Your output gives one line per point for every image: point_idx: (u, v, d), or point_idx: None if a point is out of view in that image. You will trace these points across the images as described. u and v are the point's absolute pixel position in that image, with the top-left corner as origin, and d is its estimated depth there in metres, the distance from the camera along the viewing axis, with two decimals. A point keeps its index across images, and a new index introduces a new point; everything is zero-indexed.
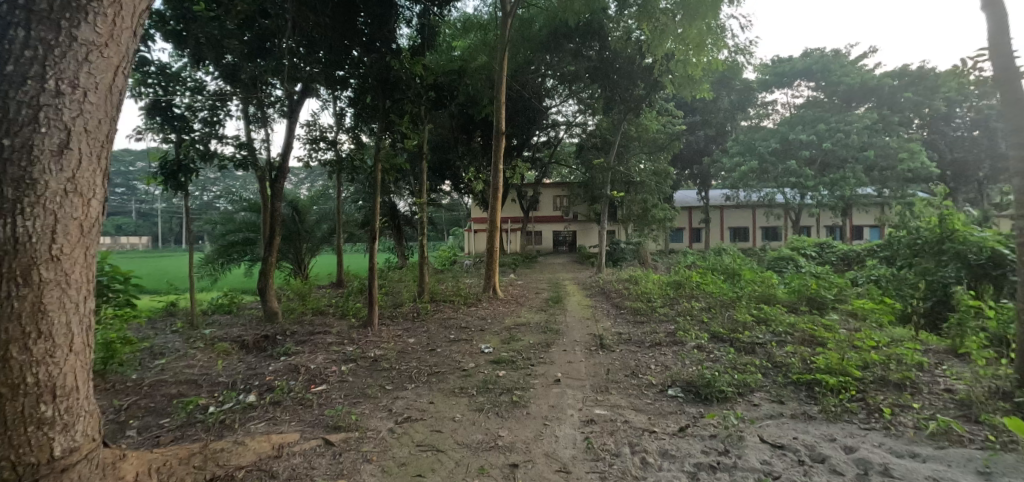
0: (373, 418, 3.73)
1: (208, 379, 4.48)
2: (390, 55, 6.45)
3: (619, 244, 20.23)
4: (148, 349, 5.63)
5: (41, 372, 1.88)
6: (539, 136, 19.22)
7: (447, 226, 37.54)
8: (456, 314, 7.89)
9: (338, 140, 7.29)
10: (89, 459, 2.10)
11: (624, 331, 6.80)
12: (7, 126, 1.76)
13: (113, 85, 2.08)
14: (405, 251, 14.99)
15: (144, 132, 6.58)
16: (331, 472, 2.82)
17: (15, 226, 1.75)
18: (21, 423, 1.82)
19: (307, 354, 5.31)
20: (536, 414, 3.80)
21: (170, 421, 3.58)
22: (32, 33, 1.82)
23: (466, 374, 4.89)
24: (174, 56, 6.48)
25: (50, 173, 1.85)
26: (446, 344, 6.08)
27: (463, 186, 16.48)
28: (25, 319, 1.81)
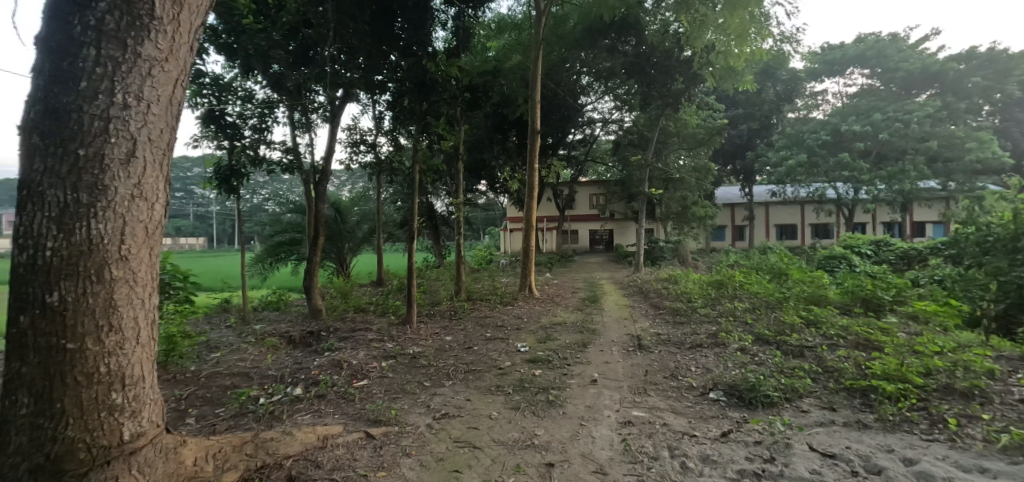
0: (412, 413, 3.82)
1: (259, 372, 4.74)
2: (426, 59, 6.59)
3: (658, 243, 19.73)
4: (205, 343, 6.03)
5: (112, 362, 2.05)
6: (574, 134, 19.03)
7: (482, 226, 37.89)
8: (492, 313, 7.96)
9: (377, 143, 7.52)
10: (154, 444, 2.27)
11: (663, 331, 6.64)
12: (81, 137, 1.93)
13: (172, 96, 2.25)
14: (443, 251, 15.26)
15: (201, 139, 7.04)
16: (372, 464, 2.93)
17: (89, 228, 1.94)
18: (96, 407, 2.01)
19: (349, 350, 5.52)
20: (571, 414, 3.78)
21: (225, 411, 3.82)
22: (102, 51, 1.97)
23: (502, 372, 4.92)
24: (226, 68, 6.89)
25: (119, 178, 2.02)
26: (482, 342, 6.15)
27: (499, 185, 16.44)
28: (99, 314, 1.99)
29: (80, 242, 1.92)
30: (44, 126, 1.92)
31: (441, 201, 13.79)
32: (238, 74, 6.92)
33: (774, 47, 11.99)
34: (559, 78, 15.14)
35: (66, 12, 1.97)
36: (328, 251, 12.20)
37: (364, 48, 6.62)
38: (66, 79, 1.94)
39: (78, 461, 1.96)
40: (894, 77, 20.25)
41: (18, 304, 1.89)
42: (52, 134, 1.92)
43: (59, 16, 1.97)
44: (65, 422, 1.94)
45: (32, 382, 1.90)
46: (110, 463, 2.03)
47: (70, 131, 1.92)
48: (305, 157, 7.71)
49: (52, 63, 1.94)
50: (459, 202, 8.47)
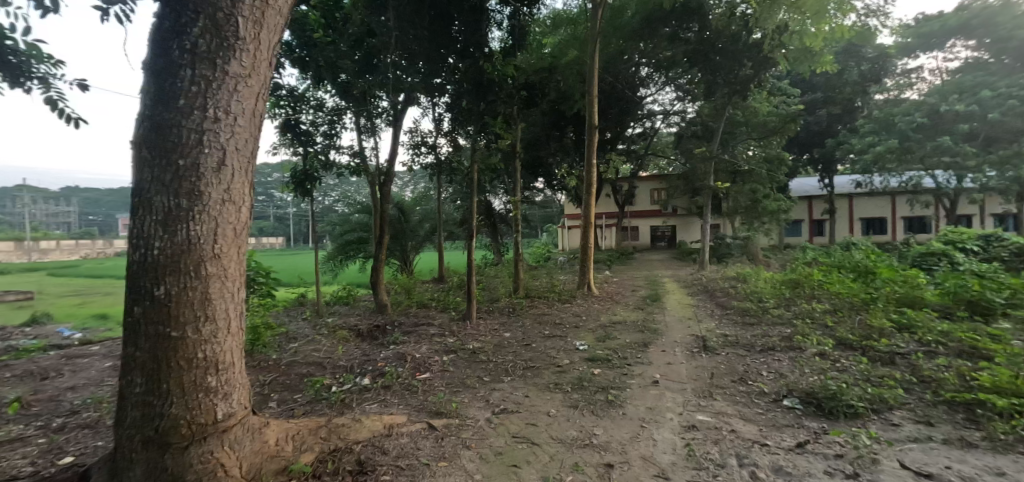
0: (472, 407, 3.94)
1: (331, 362, 5.11)
2: (482, 59, 6.70)
3: (725, 240, 18.61)
4: (285, 334, 6.59)
5: (208, 349, 2.32)
6: (633, 128, 18.48)
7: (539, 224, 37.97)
8: (550, 310, 7.96)
9: (437, 144, 7.78)
10: (242, 423, 2.54)
11: (731, 333, 6.27)
12: (181, 149, 2.20)
13: (255, 109, 2.48)
14: (501, 249, 15.49)
15: (280, 147, 7.70)
16: (434, 454, 3.05)
17: (189, 229, 2.21)
18: (194, 388, 2.28)
19: (413, 343, 5.78)
20: (631, 415, 3.69)
21: (302, 397, 4.18)
22: (196, 71, 2.22)
23: (560, 370, 4.91)
24: (300, 80, 7.47)
25: (212, 184, 2.27)
26: (541, 339, 6.16)
27: (557, 183, 16.70)
28: (197, 305, 2.25)
29: (181, 242, 2.19)
30: (150, 140, 2.20)
31: (499, 200, 13.97)
32: (311, 85, 7.47)
33: (858, 22, 10.87)
34: (616, 71, 14.76)
35: (167, 38, 2.23)
36: (394, 250, 12.81)
37: (423, 53, 6.85)
38: (168, 97, 2.20)
39: (180, 435, 2.24)
40: (1006, 47, 17.11)
41: (133, 296, 2.20)
42: (157, 145, 2.19)
43: (162, 41, 2.24)
44: (171, 400, 2.23)
45: (144, 363, 2.21)
46: (205, 438, 2.30)
47: (171, 144, 2.19)
48: (370, 160, 8.15)
49: (157, 83, 2.22)
50: (517, 200, 8.52)
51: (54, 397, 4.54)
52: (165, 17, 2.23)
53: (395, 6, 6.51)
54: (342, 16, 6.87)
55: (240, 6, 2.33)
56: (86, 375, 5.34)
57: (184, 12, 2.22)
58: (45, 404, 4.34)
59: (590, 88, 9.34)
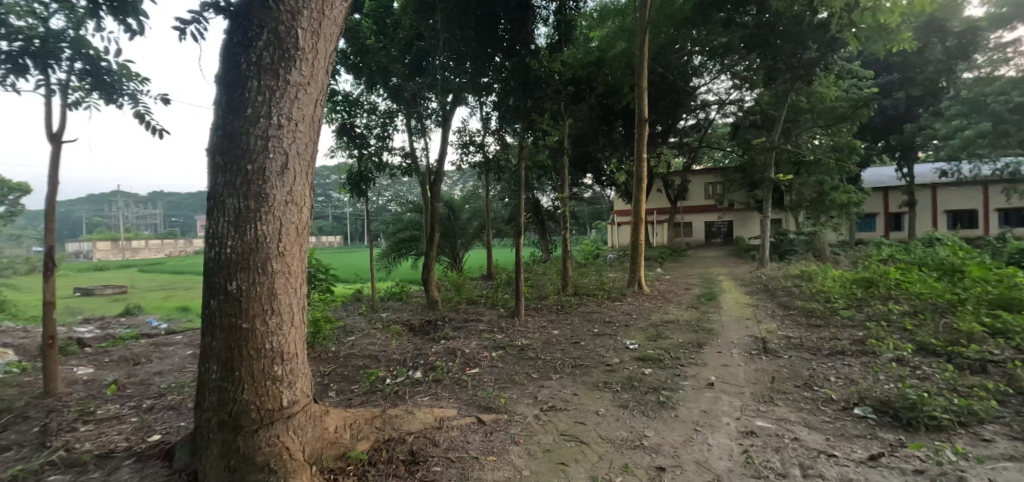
0: (520, 403, 3.95)
1: (385, 355, 5.32)
2: (529, 57, 6.67)
3: (787, 235, 17.44)
4: (343, 327, 6.96)
5: (275, 340, 2.48)
6: (686, 120, 17.77)
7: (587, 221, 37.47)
8: (599, 308, 7.82)
9: (484, 143, 7.87)
10: (305, 411, 2.69)
11: (794, 334, 5.87)
12: (249, 154, 2.35)
13: (314, 115, 2.61)
14: (549, 246, 15.40)
15: (337, 150, 8.10)
16: (483, 448, 3.09)
17: (257, 229, 2.37)
18: (262, 377, 2.45)
19: (463, 339, 5.89)
20: (684, 418, 3.55)
21: (359, 387, 4.38)
22: (261, 82, 2.37)
23: (610, 369, 4.82)
24: (355, 85, 7.81)
25: (277, 187, 2.42)
26: (589, 338, 6.08)
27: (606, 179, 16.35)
28: (265, 300, 2.41)
29: (251, 240, 2.36)
30: (222, 147, 2.37)
31: (546, 197, 13.87)
32: (365, 90, 7.79)
33: None
34: (666, 61, 14.23)
35: (235, 52, 2.39)
36: (444, 247, 13.09)
37: (471, 54, 6.92)
38: (236, 107, 2.36)
39: (251, 419, 2.42)
40: None
41: (210, 290, 2.40)
42: (229, 151, 2.36)
43: (230, 56, 2.40)
44: (243, 387, 2.42)
45: (219, 353, 2.40)
46: (272, 423, 2.46)
47: (241, 151, 2.35)
48: (421, 160, 8.40)
49: (227, 94, 2.38)
50: (566, 197, 8.43)
51: (145, 381, 5.05)
52: (234, 34, 2.40)
53: (443, 9, 6.60)
54: (392, 21, 7.01)
55: (299, 19, 2.46)
56: (171, 362, 5.91)
57: (250, 28, 2.37)
58: (137, 386, 4.84)
59: (639, 81, 9.08)
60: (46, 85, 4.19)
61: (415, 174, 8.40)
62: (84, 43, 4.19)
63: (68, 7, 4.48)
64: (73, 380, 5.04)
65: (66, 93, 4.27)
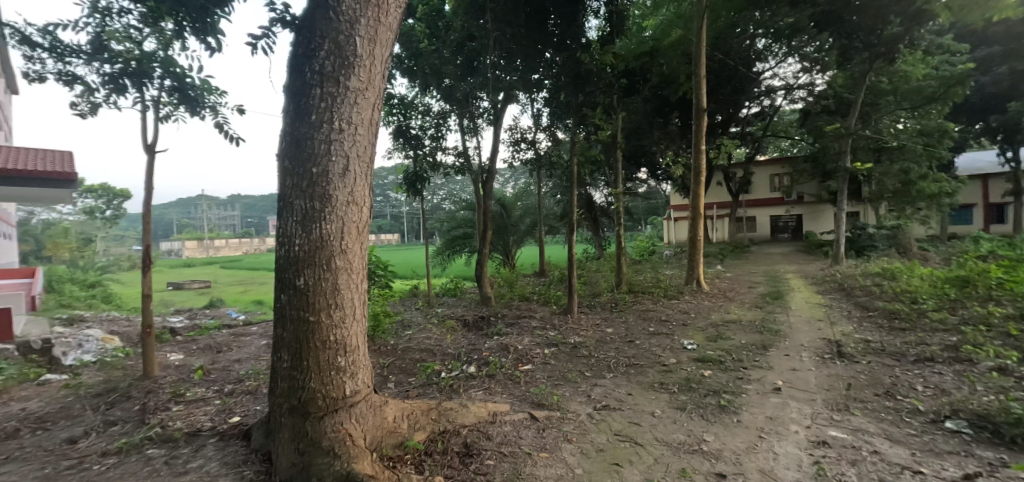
0: (573, 401, 3.91)
1: (441, 350, 5.47)
2: (580, 51, 6.49)
3: (865, 230, 15.95)
4: (402, 322, 7.24)
5: (338, 332, 2.63)
6: (748, 108, 16.74)
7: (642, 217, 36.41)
8: (655, 306, 7.57)
9: (536, 140, 7.85)
10: (367, 400, 2.83)
11: (873, 338, 5.37)
12: (314, 158, 2.50)
13: (372, 119, 2.71)
14: (603, 242, 15.07)
15: (394, 152, 8.42)
16: (536, 444, 3.09)
17: (322, 228, 2.51)
18: (327, 366, 2.61)
19: (516, 335, 5.92)
20: (746, 423, 3.34)
21: (416, 380, 4.54)
22: (323, 89, 2.50)
23: (666, 370, 4.65)
24: (409, 88, 8.08)
25: (339, 188, 2.55)
26: (645, 336, 5.91)
27: (662, 172, 15.78)
28: (330, 294, 2.57)
29: (316, 239, 2.51)
30: (290, 152, 2.53)
31: (599, 192, 13.63)
32: (419, 93, 8.03)
33: None
34: (726, 47, 13.46)
35: (299, 61, 2.54)
36: (496, 244, 13.19)
37: (522, 51, 6.91)
38: (302, 114, 2.51)
39: (318, 406, 2.58)
40: None
41: (281, 285, 2.59)
42: (296, 155, 2.52)
43: (296, 66, 2.55)
44: (311, 375, 2.59)
45: (290, 342, 2.59)
46: (336, 410, 2.61)
47: (307, 156, 2.50)
48: (474, 159, 8.54)
49: (294, 102, 2.54)
50: (619, 192, 8.20)
51: (227, 367, 5.54)
52: (299, 45, 2.55)
53: (493, 8, 6.66)
54: (444, 23, 7.21)
55: (357, 28, 2.56)
56: (248, 350, 6.43)
57: (313, 39, 2.51)
58: (220, 372, 5.31)
59: (697, 70, 8.68)
60: (141, 102, 4.67)
61: (468, 172, 8.56)
62: (172, 62, 4.63)
63: (159, 30, 4.99)
64: (167, 365, 5.62)
65: (157, 107, 4.74)
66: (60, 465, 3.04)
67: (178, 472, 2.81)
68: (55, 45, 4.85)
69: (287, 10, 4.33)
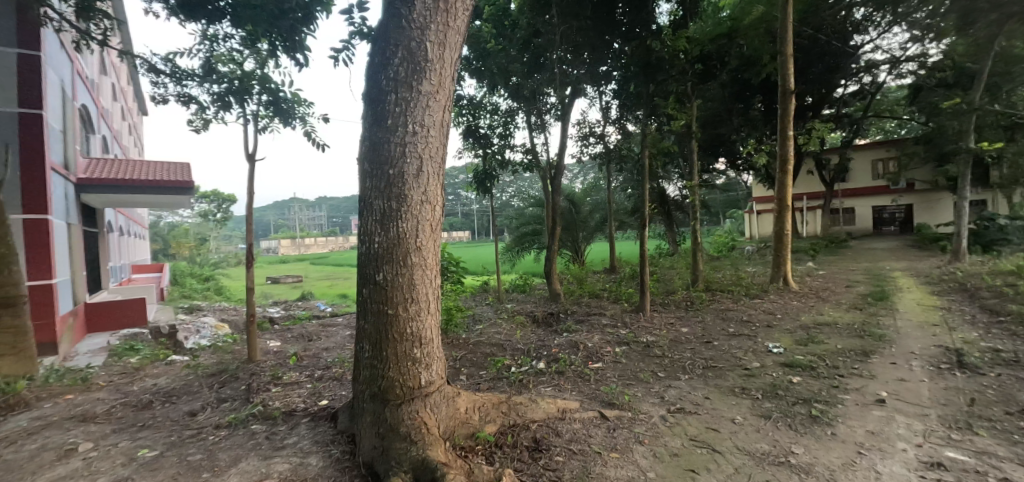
0: (645, 402, 3.78)
1: (511, 345, 5.55)
2: (651, 38, 6.20)
3: (993, 221, 13.71)
4: (473, 316, 7.44)
5: (414, 325, 2.76)
6: (844, 87, 15.07)
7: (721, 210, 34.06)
8: (736, 306, 7.09)
9: (604, 133, 7.68)
10: (440, 391, 2.93)
11: (1007, 347, 4.59)
12: (391, 161, 2.63)
13: (443, 120, 2.79)
14: (677, 237, 14.35)
15: (464, 151, 8.66)
16: (606, 444, 3.02)
17: (398, 227, 2.65)
18: (404, 357, 2.75)
19: (585, 332, 5.85)
20: (843, 437, 3.02)
21: (487, 373, 4.65)
22: (399, 95, 2.63)
23: (749, 374, 4.33)
24: (478, 89, 8.25)
25: (414, 188, 2.66)
26: (724, 338, 5.55)
27: (742, 162, 14.71)
28: (408, 289, 2.71)
29: (394, 237, 2.65)
30: (369, 156, 2.69)
31: (673, 185, 13.22)
32: (487, 92, 8.17)
33: None
34: (816, 21, 12.19)
35: (375, 69, 2.68)
36: (566, 241, 13.07)
37: (588, 43, 6.87)
38: (379, 119, 2.65)
39: (396, 394, 2.72)
40: None
41: (363, 280, 2.77)
42: (374, 158, 2.66)
43: (373, 74, 2.69)
44: (389, 365, 2.74)
45: (371, 333, 2.76)
46: (412, 399, 2.74)
47: (384, 159, 2.64)
48: (542, 155, 8.54)
49: (372, 108, 2.68)
50: (695, 185, 7.76)
51: (317, 355, 6.05)
52: (375, 54, 2.68)
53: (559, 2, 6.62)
54: (511, 21, 7.23)
55: (428, 33, 2.66)
56: (335, 340, 6.97)
57: (388, 48, 2.64)
58: (311, 358, 5.83)
59: (783, 50, 7.97)
60: (244, 116, 5.22)
61: (536, 169, 8.59)
62: (268, 79, 5.13)
63: (256, 51, 5.53)
64: (268, 350, 6.27)
65: (257, 120, 5.27)
66: (183, 434, 3.50)
67: (277, 447, 3.11)
68: (174, 70, 5.57)
69: (365, 22, 4.62)
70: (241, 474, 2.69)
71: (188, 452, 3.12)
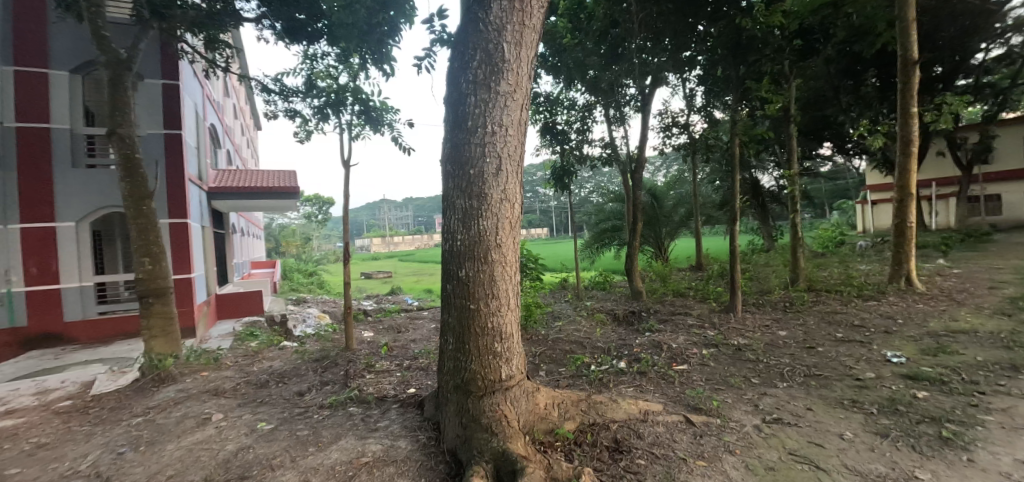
0: (737, 409, 3.53)
1: (590, 342, 5.49)
2: (740, 14, 5.75)
3: None
4: (552, 313, 7.46)
5: (495, 320, 2.84)
6: (985, 51, 12.74)
7: (828, 201, 30.37)
8: (846, 308, 6.34)
9: (689, 123, 7.28)
10: (520, 385, 2.99)
11: None
12: (471, 161, 2.73)
13: (521, 119, 2.83)
14: (772, 232, 13.14)
15: (541, 149, 8.71)
16: (692, 450, 2.87)
17: (480, 225, 2.74)
18: (486, 351, 2.84)
19: (669, 332, 5.60)
20: (983, 465, 2.56)
21: (566, 370, 4.65)
22: (478, 97, 2.71)
23: (861, 385, 3.86)
24: (554, 85, 8.26)
25: (494, 187, 2.74)
26: (830, 343, 5.00)
27: (852, 144, 13.09)
28: (490, 285, 2.80)
29: (475, 234, 2.74)
30: (451, 158, 2.80)
31: (768, 176, 12.30)
32: (563, 88, 8.14)
33: None
34: None
35: (455, 75, 2.79)
36: (647, 237, 12.55)
37: (670, 29, 6.58)
38: (459, 121, 2.76)
39: (478, 386, 2.82)
40: None
41: (447, 276, 2.91)
42: (456, 159, 2.77)
43: (453, 78, 2.80)
44: (471, 358, 2.85)
45: (454, 327, 2.89)
46: (493, 392, 2.83)
47: (465, 159, 2.74)
48: (621, 149, 8.32)
49: (453, 110, 2.79)
50: (794, 174, 7.04)
51: (405, 346, 6.46)
52: (455, 59, 2.79)
53: None
54: (587, 14, 7.05)
55: (504, 34, 2.71)
56: (421, 332, 7.39)
57: (467, 52, 2.73)
58: (400, 349, 6.24)
59: (902, 15, 6.97)
60: (340, 126, 5.72)
61: (616, 163, 8.37)
62: (359, 90, 5.57)
63: (349, 65, 6.00)
64: (363, 340, 6.83)
65: (350, 129, 5.75)
66: (293, 411, 3.94)
67: (372, 428, 3.39)
68: (282, 89, 6.27)
69: (445, 29, 4.84)
70: (341, 451, 2.97)
71: (297, 427, 3.50)
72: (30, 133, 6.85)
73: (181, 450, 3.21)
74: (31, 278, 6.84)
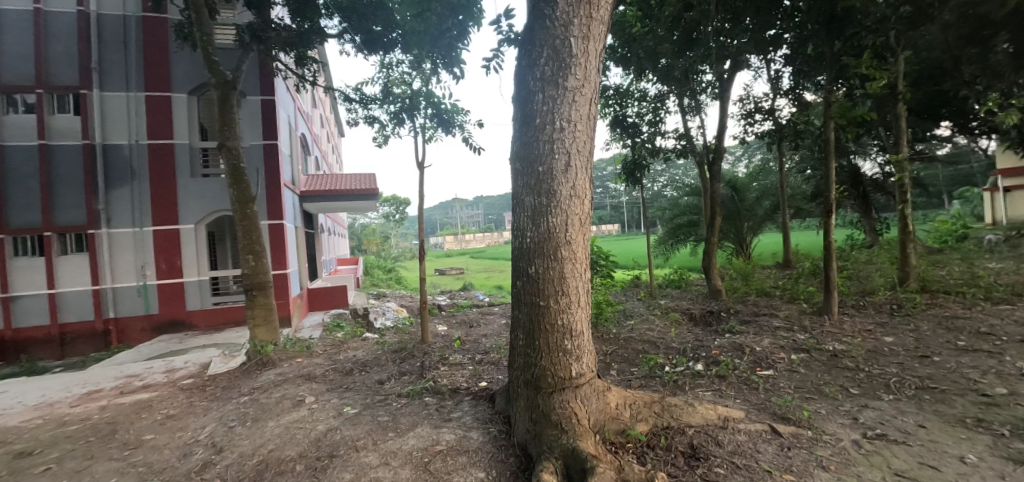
0: (832, 422, 3.21)
1: (664, 343, 5.29)
2: None
3: None
4: (624, 311, 7.29)
5: (565, 317, 2.85)
6: None
7: (946, 189, 26.44)
8: (970, 312, 5.51)
9: (774, 108, 6.75)
10: (590, 383, 2.96)
11: None
12: (540, 158, 2.75)
13: (590, 114, 2.81)
14: (875, 226, 11.73)
15: (612, 143, 8.52)
16: (779, 463, 2.67)
17: (550, 221, 2.75)
18: (555, 348, 2.86)
19: (752, 335, 5.24)
20: None
21: (638, 370, 4.53)
22: (546, 93, 2.73)
23: (989, 403, 3.34)
24: (624, 77, 8.04)
25: (563, 183, 2.74)
26: (948, 353, 4.38)
27: (978, 121, 11.27)
28: (560, 281, 2.81)
29: (544, 231, 2.77)
30: (520, 155, 2.85)
31: (870, 163, 11.10)
32: (634, 79, 7.93)
33: None
34: None
35: (524, 74, 2.82)
36: (727, 233, 11.79)
37: (751, 7, 6.13)
38: (527, 119, 2.79)
39: (548, 383, 2.85)
40: None
41: (517, 273, 2.97)
42: (526, 157, 2.81)
43: (522, 77, 2.84)
44: (542, 354, 2.88)
45: (525, 322, 2.94)
46: (564, 389, 2.84)
47: (535, 156, 2.77)
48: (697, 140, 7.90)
49: (522, 109, 2.83)
50: (901, 160, 6.24)
51: (477, 340, 6.67)
52: (522, 58, 2.83)
53: None
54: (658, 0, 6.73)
55: (571, 29, 2.69)
56: (492, 328, 7.57)
57: (534, 50, 2.76)
58: (472, 343, 6.46)
59: None
60: (414, 130, 6.00)
61: (691, 155, 7.97)
62: (431, 94, 5.82)
63: (421, 71, 6.31)
64: (437, 333, 7.15)
65: (424, 132, 6.01)
66: (375, 398, 4.25)
67: (445, 418, 3.55)
68: (362, 97, 6.72)
69: (512, 27, 4.89)
70: (417, 438, 3.14)
71: (378, 413, 3.76)
72: (159, 148, 7.99)
73: (280, 428, 3.59)
74: (160, 272, 8.00)
